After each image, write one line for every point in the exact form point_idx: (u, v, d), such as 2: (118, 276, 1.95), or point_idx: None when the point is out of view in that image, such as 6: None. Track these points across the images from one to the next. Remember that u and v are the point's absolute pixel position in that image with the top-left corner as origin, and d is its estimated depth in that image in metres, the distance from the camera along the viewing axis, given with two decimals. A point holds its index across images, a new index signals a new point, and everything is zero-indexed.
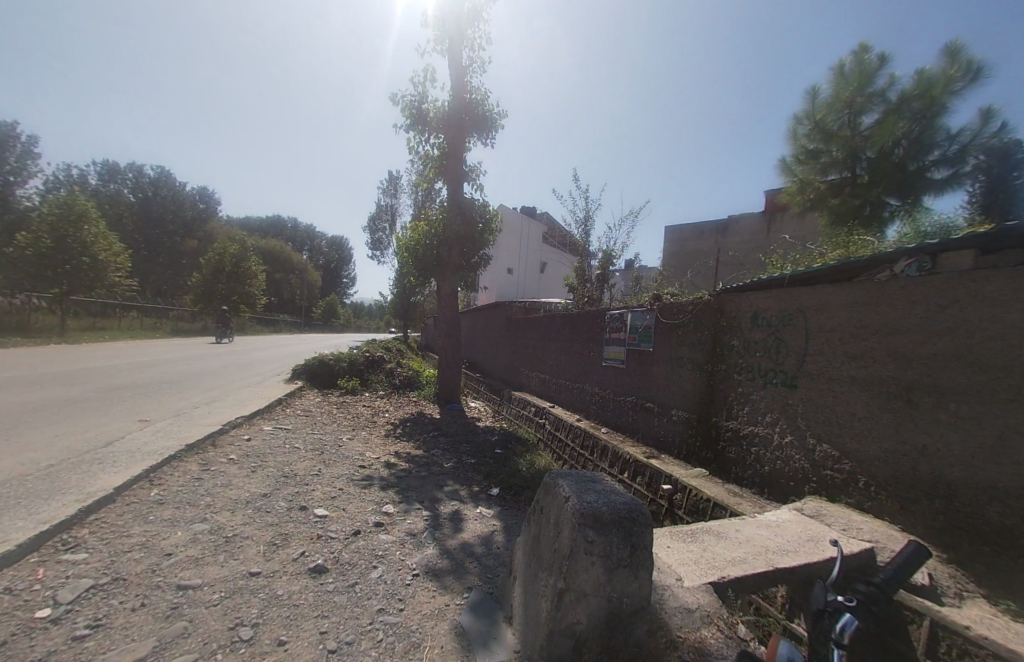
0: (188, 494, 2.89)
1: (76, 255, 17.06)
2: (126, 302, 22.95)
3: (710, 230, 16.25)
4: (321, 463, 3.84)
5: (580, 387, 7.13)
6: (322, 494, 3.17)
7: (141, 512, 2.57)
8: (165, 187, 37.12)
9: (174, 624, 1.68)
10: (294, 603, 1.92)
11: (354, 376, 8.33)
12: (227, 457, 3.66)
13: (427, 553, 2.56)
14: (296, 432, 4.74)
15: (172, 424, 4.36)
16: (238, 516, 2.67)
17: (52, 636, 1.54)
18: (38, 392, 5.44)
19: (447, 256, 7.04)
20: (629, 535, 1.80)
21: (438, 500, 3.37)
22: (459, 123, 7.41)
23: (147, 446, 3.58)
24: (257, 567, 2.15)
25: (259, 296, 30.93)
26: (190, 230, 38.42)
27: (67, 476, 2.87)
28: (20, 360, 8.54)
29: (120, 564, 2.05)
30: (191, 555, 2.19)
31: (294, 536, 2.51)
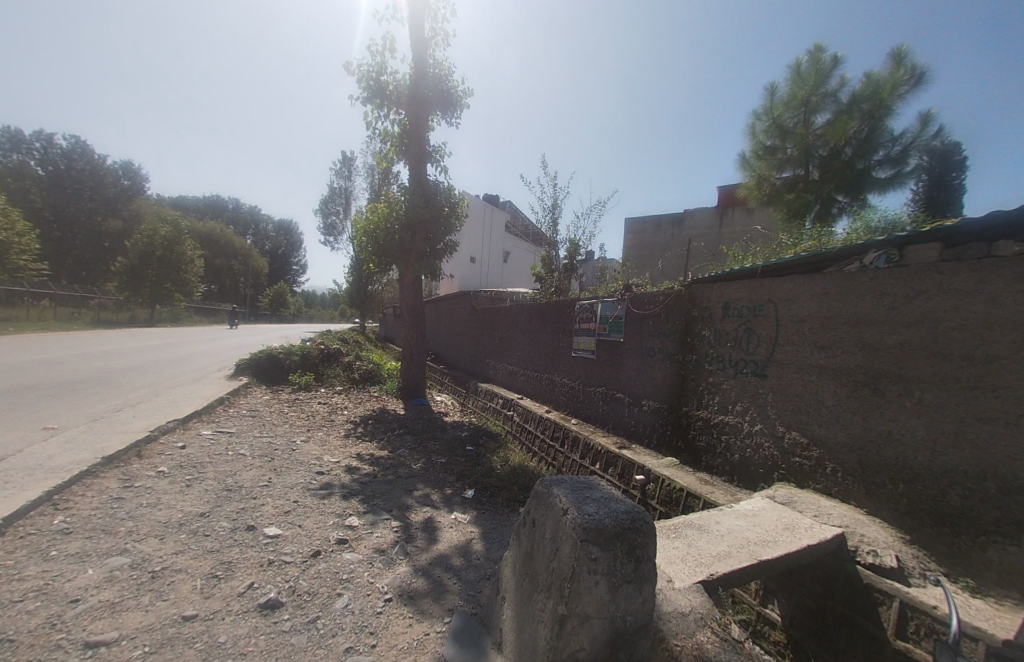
0: (104, 519, 2.41)
1: None
2: (35, 288, 20.22)
3: (668, 222, 16.62)
4: (272, 471, 3.41)
5: (550, 378, 6.96)
6: (274, 508, 2.78)
7: (38, 548, 2.08)
8: (82, 159, 33.04)
9: None
10: (241, 652, 1.58)
11: (308, 371, 7.70)
12: (156, 470, 3.14)
13: (400, 571, 2.27)
14: (241, 435, 4.22)
15: (86, 431, 3.72)
16: (169, 544, 2.24)
17: None
18: None
19: (410, 242, 6.59)
20: (633, 547, 1.62)
21: (408, 507, 3.08)
22: (422, 99, 6.90)
23: (51, 461, 2.99)
24: (193, 609, 1.78)
25: (197, 283, 28.40)
26: (114, 209, 34.46)
27: None
28: None
29: (6, 619, 1.61)
30: (106, 599, 1.78)
31: (240, 564, 2.13)
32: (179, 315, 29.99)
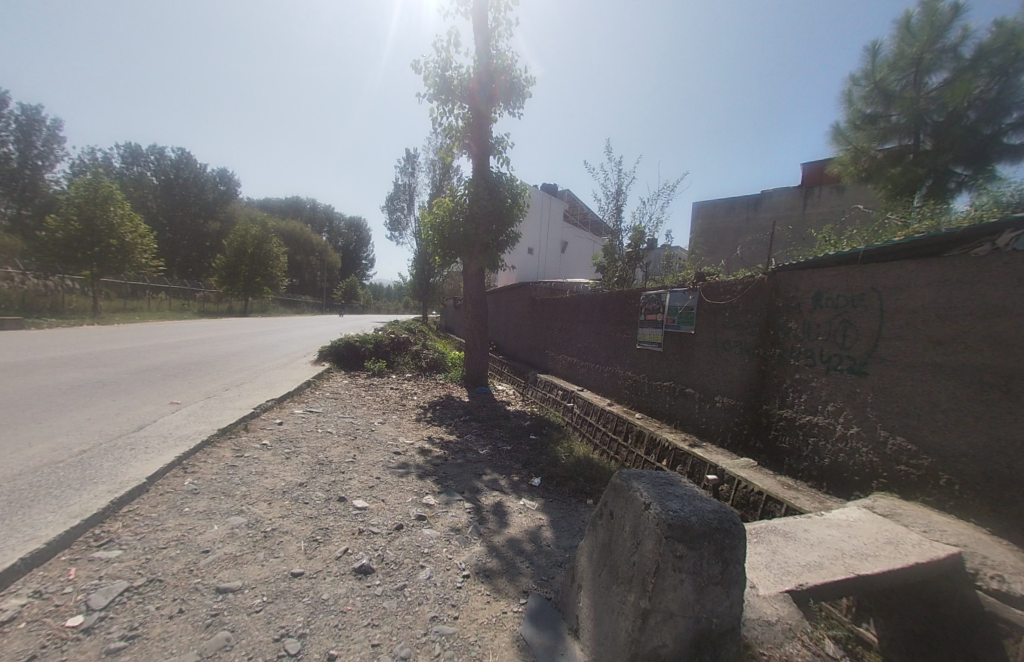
0: (223, 483, 2.78)
1: (104, 237, 17.35)
2: (154, 284, 23.49)
3: (742, 206, 15.40)
4: (355, 449, 3.71)
5: (612, 371, 6.80)
6: (359, 483, 3.03)
7: (175, 504, 2.45)
8: (188, 169, 37.65)
9: (215, 635, 1.54)
10: (341, 610, 1.75)
11: (380, 358, 8.24)
12: (260, 442, 3.55)
13: (475, 551, 2.37)
14: (327, 415, 4.63)
15: (204, 406, 4.31)
16: (276, 508, 2.53)
17: (85, 649, 1.43)
18: (74, 374, 5.49)
19: (474, 234, 6.71)
20: (722, 549, 1.53)
21: (479, 490, 3.20)
22: (485, 92, 6.96)
23: (179, 431, 3.49)
24: (298, 567, 2.00)
25: (281, 277, 31.31)
26: (213, 212, 38.92)
27: (100, 463, 2.79)
28: (58, 340, 8.76)
29: (156, 562, 1.93)
30: (229, 552, 2.06)
31: (334, 530, 2.36)
32: (267, 306, 33.33)
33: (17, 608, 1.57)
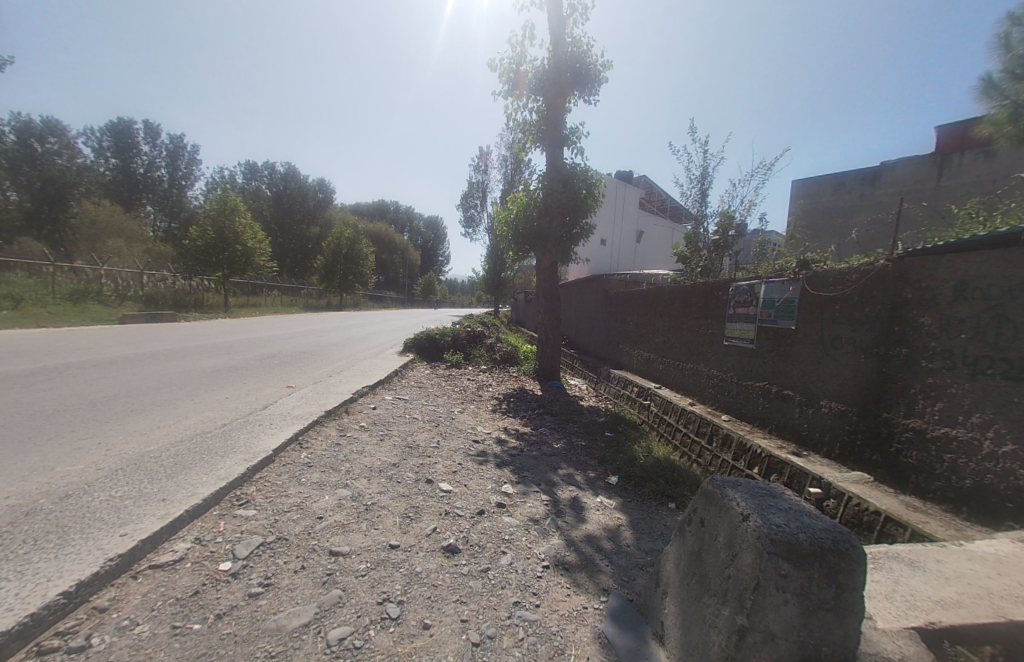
0: (331, 458, 3.15)
1: (232, 244, 20.25)
2: (269, 283, 27.06)
3: (854, 182, 13.37)
4: (439, 435, 3.96)
5: (694, 368, 6.39)
6: (444, 467, 3.23)
7: (295, 474, 2.84)
8: (294, 180, 42.50)
9: (329, 592, 1.76)
10: (433, 584, 1.89)
11: (457, 350, 8.66)
12: (358, 424, 3.96)
13: (554, 543, 2.40)
14: (413, 403, 5.00)
15: (312, 390, 4.91)
16: (374, 484, 2.81)
17: (234, 590, 1.73)
18: (215, 359, 6.58)
19: (548, 227, 6.69)
20: (837, 573, 1.37)
21: (555, 483, 3.23)
22: (560, 82, 6.85)
23: (294, 411, 4.03)
24: (395, 540, 2.19)
25: (369, 274, 34.11)
26: (313, 217, 43.62)
27: (238, 436, 3.33)
28: (202, 331, 10.54)
29: (282, 522, 2.25)
30: (338, 520, 2.33)
31: (424, 509, 2.55)
32: (357, 301, 36.63)
33: (185, 550, 1.95)
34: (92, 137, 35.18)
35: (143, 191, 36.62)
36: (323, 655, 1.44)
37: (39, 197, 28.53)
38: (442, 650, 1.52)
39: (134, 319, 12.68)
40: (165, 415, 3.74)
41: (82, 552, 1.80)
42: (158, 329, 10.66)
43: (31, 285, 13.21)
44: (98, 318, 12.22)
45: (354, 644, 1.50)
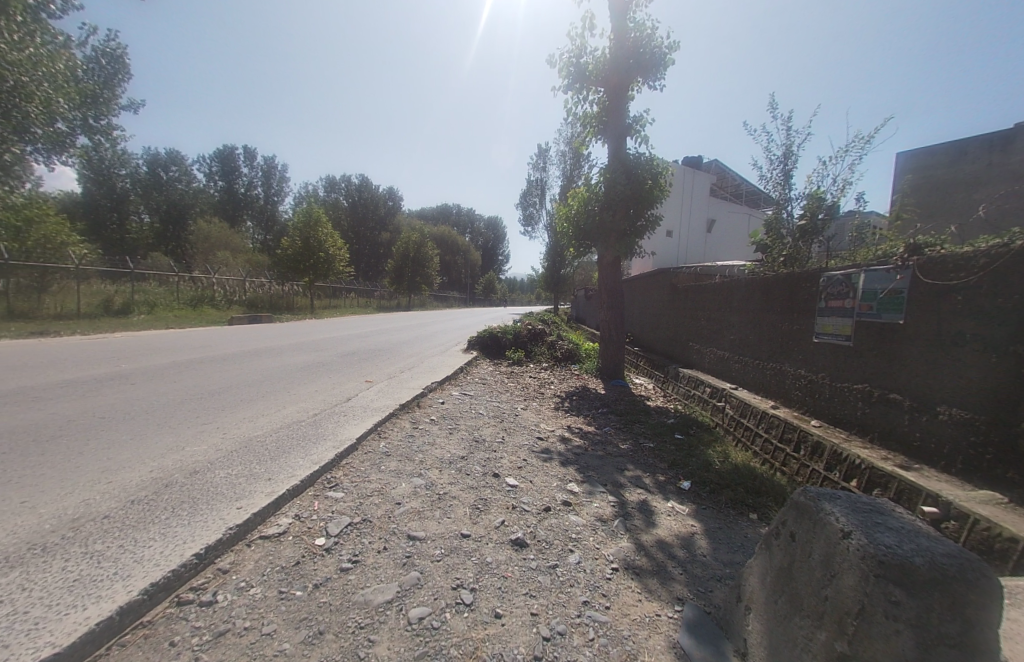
0: (406, 448, 3.37)
1: (316, 252, 22.27)
2: (347, 286, 29.43)
3: (981, 149, 11.32)
4: (504, 430, 4.05)
5: (777, 368, 5.84)
6: (510, 462, 3.30)
7: (375, 461, 3.08)
8: (367, 189, 45.67)
9: (408, 574, 1.88)
10: (503, 575, 1.95)
11: (519, 347, 8.78)
12: (429, 417, 4.18)
13: (623, 545, 2.35)
14: (478, 398, 5.17)
15: (388, 385, 5.27)
16: (445, 475, 2.95)
17: (328, 564, 1.92)
18: (305, 356, 7.32)
19: (611, 221, 6.52)
20: (964, 606, 1.17)
21: (623, 485, 3.15)
22: (622, 70, 6.62)
23: (372, 403, 4.36)
24: (466, 529, 2.29)
25: (435, 275, 35.63)
26: (384, 224, 46.61)
27: (325, 425, 3.68)
28: (293, 330, 11.79)
29: (366, 505, 2.46)
30: (415, 506, 2.49)
31: (492, 502, 2.63)
32: (423, 302, 38.48)
33: (287, 524, 2.21)
34: (205, 164, 40.66)
35: (244, 208, 41.67)
36: (405, 631, 1.56)
37: (167, 218, 33.68)
38: (514, 639, 1.57)
39: (240, 321, 14.52)
40: (267, 405, 4.24)
41: (209, 520, 2.12)
42: (259, 329, 12.12)
43: (164, 293, 15.67)
44: (213, 320, 14.18)
45: (431, 624, 1.60)
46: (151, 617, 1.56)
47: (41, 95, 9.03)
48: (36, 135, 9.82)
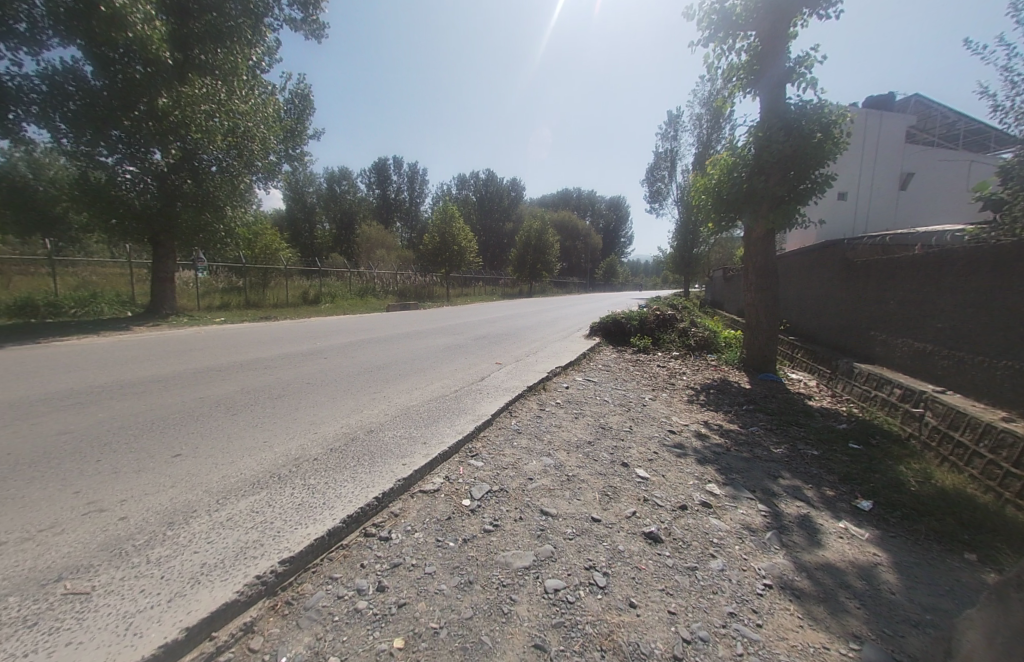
0: (535, 428, 3.54)
1: (451, 245, 24.50)
2: (476, 275, 31.82)
3: None
4: (632, 420, 3.92)
5: (1015, 366, 4.28)
6: (640, 453, 3.19)
7: (508, 437, 3.31)
8: (492, 182, 48.13)
9: (543, 546, 1.99)
10: (637, 566, 1.90)
11: (646, 335, 8.34)
12: (555, 401, 4.30)
13: (778, 562, 2.05)
14: (603, 385, 5.11)
15: (516, 367, 5.56)
16: (574, 458, 3.01)
17: (473, 523, 2.15)
18: (444, 339, 8.20)
19: (761, 188, 5.61)
20: None
21: (776, 494, 2.76)
22: (782, 4, 5.55)
23: (503, 384, 4.68)
24: (596, 514, 2.30)
25: (556, 262, 35.89)
26: (507, 213, 48.76)
27: (465, 400, 4.08)
28: (434, 316, 13.31)
29: (502, 476, 2.67)
30: (546, 484, 2.60)
31: (622, 491, 2.58)
32: (545, 288, 39.19)
33: (440, 483, 2.54)
34: (365, 176, 48.14)
35: (394, 211, 48.16)
36: (543, 598, 1.65)
37: (340, 224, 41.09)
38: (650, 632, 1.53)
39: (393, 308, 17.00)
40: (418, 380, 4.90)
41: (383, 471, 2.58)
42: (407, 315, 14.03)
43: (340, 286, 19.26)
44: (374, 308, 16.90)
45: (567, 598, 1.66)
46: (347, 541, 1.98)
47: (262, 135, 11.48)
48: (259, 168, 12.13)
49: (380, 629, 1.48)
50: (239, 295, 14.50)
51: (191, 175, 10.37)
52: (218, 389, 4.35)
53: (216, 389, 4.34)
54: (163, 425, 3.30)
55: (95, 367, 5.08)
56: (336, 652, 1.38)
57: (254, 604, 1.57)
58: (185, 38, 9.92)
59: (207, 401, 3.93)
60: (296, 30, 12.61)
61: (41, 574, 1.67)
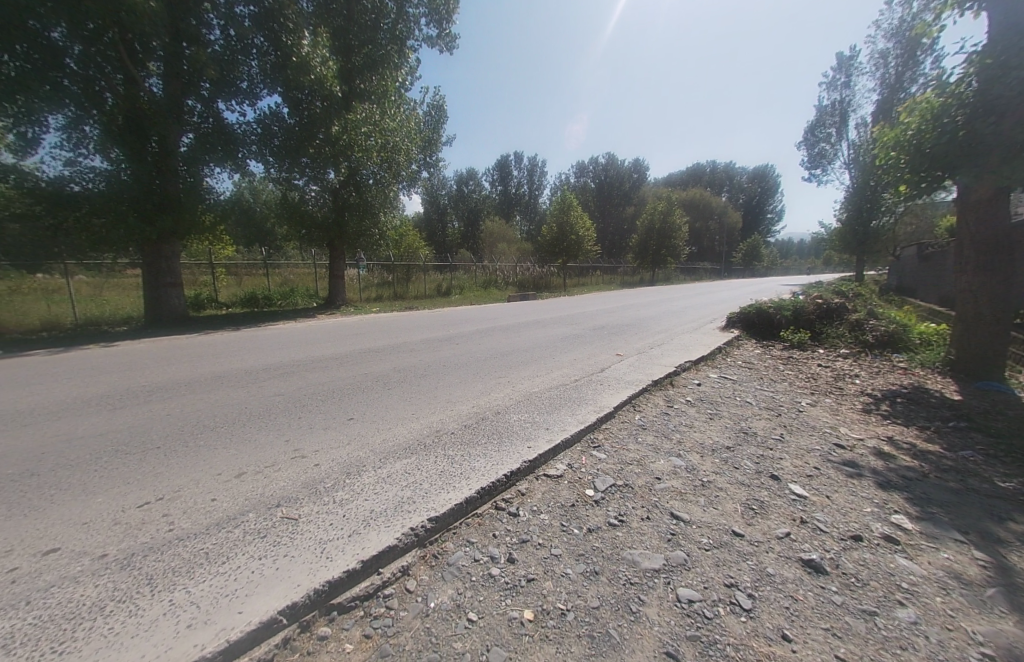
0: (663, 425, 3.32)
1: (569, 235, 24.34)
2: (595, 264, 31.11)
3: None
4: (782, 427, 3.39)
5: None
6: (794, 466, 2.74)
7: (633, 431, 3.19)
8: (613, 167, 46.27)
9: (674, 551, 1.87)
10: (791, 594, 1.64)
11: (802, 329, 7.07)
12: (685, 398, 3.97)
13: (1009, 629, 1.54)
14: (744, 384, 4.52)
15: (640, 359, 5.30)
16: (709, 462, 2.74)
17: (597, 514, 2.13)
18: (564, 328, 8.26)
19: (988, 133, 4.18)
20: None
21: (1006, 542, 2.07)
22: None
23: (626, 376, 4.51)
24: (738, 528, 2.06)
25: (684, 247, 32.77)
26: (629, 198, 46.41)
27: (586, 390, 4.05)
28: (553, 306, 13.50)
29: (627, 471, 2.58)
30: (676, 486, 2.43)
31: (771, 507, 2.26)
32: (671, 277, 36.19)
33: (563, 469, 2.59)
34: (488, 175, 50.84)
35: (514, 205, 50.02)
36: (675, 607, 1.55)
37: (467, 221, 44.47)
38: None
39: (514, 299, 17.78)
40: (539, 368, 5.06)
41: (510, 451, 2.73)
42: (527, 305, 14.54)
43: (467, 279, 20.91)
44: (497, 298, 17.92)
45: (703, 612, 1.53)
46: (482, 510, 2.16)
47: (407, 147, 12.99)
48: (404, 176, 13.76)
49: (511, 598, 1.59)
50: (388, 289, 16.85)
51: (355, 189, 12.38)
52: (376, 367, 5.16)
53: (374, 367, 5.16)
54: (339, 394, 4.08)
55: (294, 346, 6.50)
56: (474, 610, 1.53)
57: (408, 551, 1.83)
58: (350, 72, 11.77)
59: (369, 377, 4.71)
60: (433, 47, 13.85)
61: (270, 499, 2.24)
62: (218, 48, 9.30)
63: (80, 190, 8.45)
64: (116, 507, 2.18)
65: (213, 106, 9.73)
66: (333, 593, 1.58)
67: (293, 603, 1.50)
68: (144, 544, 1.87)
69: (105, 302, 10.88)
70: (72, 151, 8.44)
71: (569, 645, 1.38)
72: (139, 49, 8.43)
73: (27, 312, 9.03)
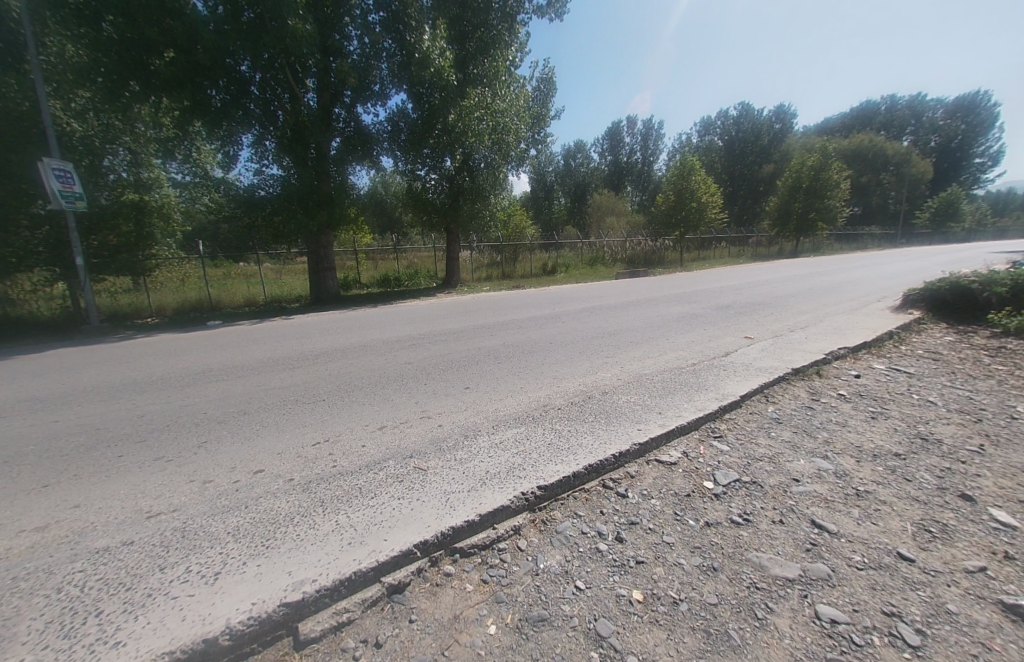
0: (804, 420, 2.88)
1: (688, 203, 21.91)
2: (718, 235, 27.70)
3: None
4: (983, 437, 2.63)
5: None
6: (999, 488, 2.12)
7: (763, 424, 2.83)
8: (746, 119, 40.03)
9: (814, 563, 1.63)
10: (983, 642, 1.30)
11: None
12: (837, 391, 3.35)
13: None
14: (925, 380, 3.61)
15: (775, 344, 4.62)
16: (867, 469, 2.29)
17: (718, 509, 1.97)
18: (680, 307, 7.62)
19: None
20: None
21: None
22: None
23: (756, 362, 3.99)
24: (906, 550, 1.70)
25: (841, 208, 26.96)
26: (766, 154, 39.79)
27: (706, 375, 3.71)
28: (667, 283, 12.48)
29: (756, 468, 2.31)
30: (821, 492, 2.09)
31: (957, 533, 1.80)
32: (820, 247, 30.30)
33: (678, 457, 2.44)
34: (598, 144, 48.57)
35: (626, 175, 47.07)
36: (812, 624, 1.37)
37: (575, 196, 43.62)
38: None
39: (622, 275, 16.96)
40: (651, 348, 4.78)
41: (619, 431, 2.68)
42: (638, 282, 13.69)
43: (574, 256, 20.53)
44: (605, 276, 17.25)
45: (850, 637, 1.32)
46: (589, 485, 2.17)
47: (516, 126, 13.11)
48: (515, 154, 13.95)
49: (619, 576, 1.58)
50: (498, 269, 17.58)
51: (469, 173, 13.01)
52: (488, 342, 5.49)
53: (485, 342, 5.49)
54: (455, 365, 4.46)
55: (417, 321, 7.26)
56: (581, 578, 1.57)
57: (520, 513, 1.95)
58: (464, 58, 12.22)
59: (482, 351, 5.03)
60: (543, 17, 13.47)
61: (403, 450, 2.59)
62: (356, 56, 10.51)
63: (264, 194, 10.51)
64: (297, 443, 2.76)
65: (354, 111, 11.15)
66: (456, 537, 1.78)
67: (424, 540, 1.73)
68: (317, 475, 2.35)
69: (283, 284, 13.57)
70: (258, 163, 10.54)
71: (681, 635, 1.33)
72: (299, 69, 9.99)
73: (236, 291, 11.77)
